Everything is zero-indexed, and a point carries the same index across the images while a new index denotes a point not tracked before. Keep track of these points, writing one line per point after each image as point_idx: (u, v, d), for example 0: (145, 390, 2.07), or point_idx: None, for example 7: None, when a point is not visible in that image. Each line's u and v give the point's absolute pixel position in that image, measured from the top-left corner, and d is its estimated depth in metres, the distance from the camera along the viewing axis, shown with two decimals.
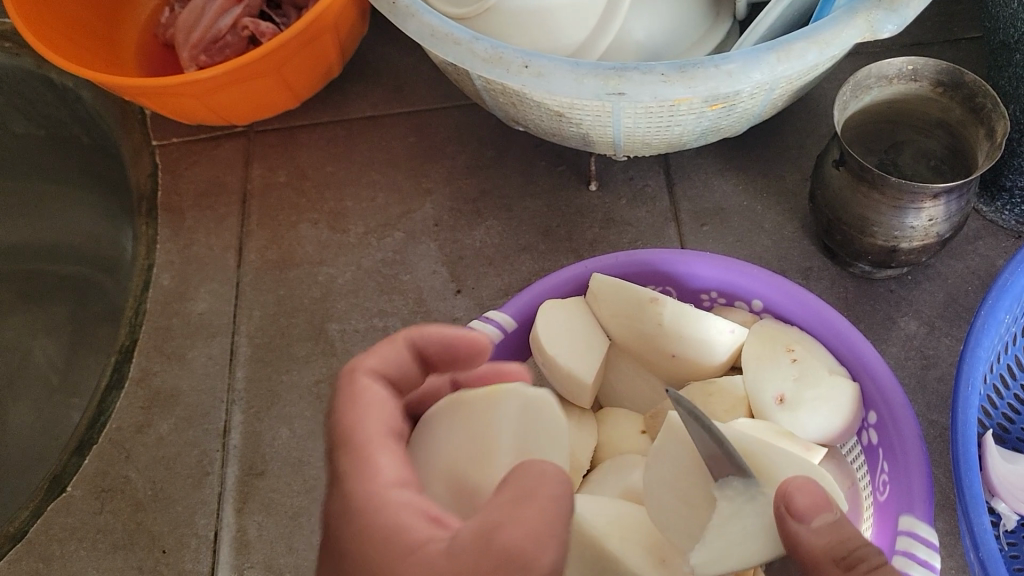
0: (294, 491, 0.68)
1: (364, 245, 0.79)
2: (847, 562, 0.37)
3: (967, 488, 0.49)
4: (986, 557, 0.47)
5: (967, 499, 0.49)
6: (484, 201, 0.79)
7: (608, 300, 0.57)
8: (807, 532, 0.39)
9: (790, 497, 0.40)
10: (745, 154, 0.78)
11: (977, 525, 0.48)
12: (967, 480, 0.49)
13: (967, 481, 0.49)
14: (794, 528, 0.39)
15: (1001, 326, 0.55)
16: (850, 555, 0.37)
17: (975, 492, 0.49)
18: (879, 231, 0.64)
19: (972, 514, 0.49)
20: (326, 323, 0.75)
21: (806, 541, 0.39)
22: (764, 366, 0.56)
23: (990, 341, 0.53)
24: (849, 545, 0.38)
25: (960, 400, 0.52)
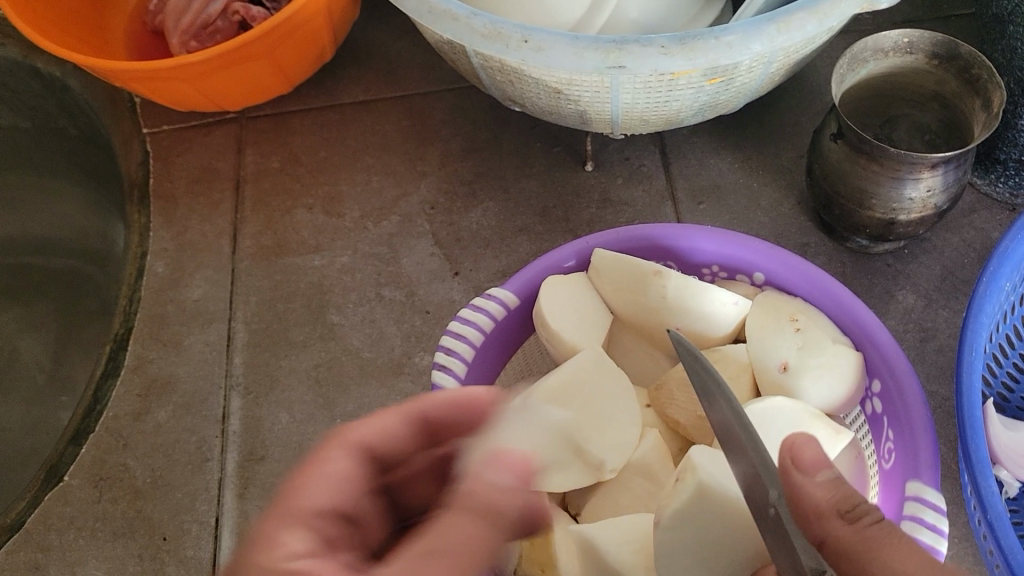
0: (295, 476, 0.68)
1: (360, 229, 0.78)
2: (856, 512, 0.37)
3: (973, 450, 0.49)
4: (993, 519, 0.48)
5: (973, 461, 0.49)
6: (480, 183, 0.79)
7: (610, 274, 0.57)
8: (815, 487, 0.38)
9: (798, 454, 0.39)
10: (740, 132, 0.78)
11: (984, 487, 0.48)
12: (973, 443, 0.49)
13: (974, 443, 0.49)
14: (795, 481, 0.39)
15: (1002, 292, 0.55)
16: (856, 505, 0.38)
17: (980, 455, 0.49)
18: (878, 204, 0.65)
19: (979, 476, 0.49)
20: (324, 307, 0.75)
21: (812, 493, 0.38)
22: (769, 336, 0.56)
23: (993, 306, 0.53)
24: (853, 499, 0.38)
25: (964, 364, 0.52)
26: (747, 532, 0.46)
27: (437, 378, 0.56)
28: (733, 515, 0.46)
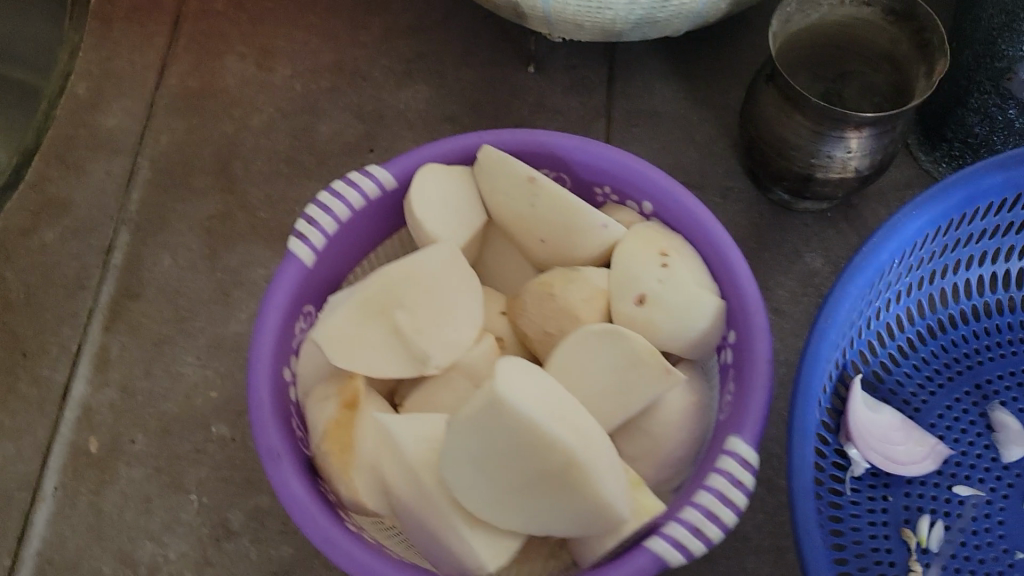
0: (164, 319, 0.67)
1: (286, 89, 0.76)
2: None
3: (797, 420, 0.49)
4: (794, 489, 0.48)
5: (795, 431, 0.49)
6: (417, 64, 0.76)
7: (490, 174, 0.55)
8: None
9: None
10: (694, 61, 0.75)
11: (797, 460, 0.49)
12: (802, 414, 0.49)
13: (801, 416, 0.49)
14: None
15: (884, 268, 0.53)
16: None
17: (805, 427, 0.49)
18: (798, 156, 0.62)
19: (796, 450, 0.49)
20: (232, 159, 0.73)
21: None
22: (633, 263, 0.53)
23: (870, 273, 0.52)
24: None
25: (821, 331, 0.51)
26: (544, 460, 0.44)
27: (292, 245, 0.54)
28: (540, 445, 0.44)
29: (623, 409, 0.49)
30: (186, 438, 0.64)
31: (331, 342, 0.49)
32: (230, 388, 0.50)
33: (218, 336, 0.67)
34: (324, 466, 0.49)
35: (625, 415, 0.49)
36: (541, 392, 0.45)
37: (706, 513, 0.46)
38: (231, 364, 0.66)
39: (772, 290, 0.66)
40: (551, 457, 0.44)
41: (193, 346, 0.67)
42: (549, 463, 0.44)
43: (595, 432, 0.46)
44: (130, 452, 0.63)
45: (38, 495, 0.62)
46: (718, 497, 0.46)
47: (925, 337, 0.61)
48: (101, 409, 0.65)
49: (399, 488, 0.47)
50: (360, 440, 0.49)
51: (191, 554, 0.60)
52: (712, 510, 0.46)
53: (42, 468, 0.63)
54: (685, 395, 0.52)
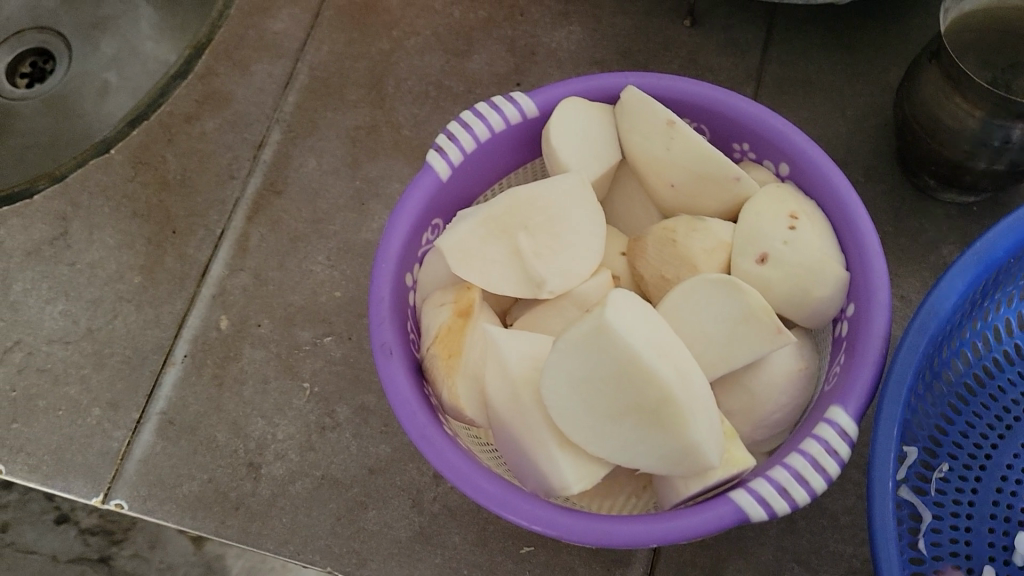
0: (302, 217, 0.71)
1: (445, 15, 0.78)
2: None
3: (886, 410, 0.49)
4: (873, 476, 0.48)
5: (881, 421, 0.49)
6: (575, 6, 0.77)
7: (631, 114, 0.55)
8: None
9: None
10: (858, 34, 0.72)
11: (880, 447, 0.49)
12: (891, 405, 0.49)
13: (890, 405, 0.49)
14: None
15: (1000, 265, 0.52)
16: None
17: (892, 417, 0.49)
18: (951, 141, 0.60)
19: (880, 437, 0.49)
20: (384, 77, 0.76)
21: None
22: (760, 221, 0.53)
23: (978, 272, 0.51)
24: None
25: (923, 323, 0.50)
26: (642, 393, 0.45)
27: (430, 158, 0.56)
28: (640, 377, 0.45)
29: (726, 361, 0.49)
30: (306, 330, 0.67)
31: (454, 253, 0.51)
32: (355, 282, 0.53)
33: (349, 241, 0.70)
34: (431, 369, 0.52)
35: (727, 368, 0.50)
36: (650, 327, 0.46)
37: (794, 475, 0.46)
38: (357, 269, 0.69)
39: (900, 276, 0.65)
40: (649, 391, 0.45)
41: (324, 247, 0.70)
42: (647, 397, 0.45)
43: (694, 375, 0.46)
44: (255, 335, 0.68)
45: (170, 360, 0.68)
46: (810, 462, 0.46)
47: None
48: (234, 291, 0.69)
49: (498, 401, 0.49)
50: (468, 350, 0.51)
51: (296, 436, 0.64)
52: (801, 474, 0.46)
53: (176, 337, 0.68)
54: (793, 359, 0.52)
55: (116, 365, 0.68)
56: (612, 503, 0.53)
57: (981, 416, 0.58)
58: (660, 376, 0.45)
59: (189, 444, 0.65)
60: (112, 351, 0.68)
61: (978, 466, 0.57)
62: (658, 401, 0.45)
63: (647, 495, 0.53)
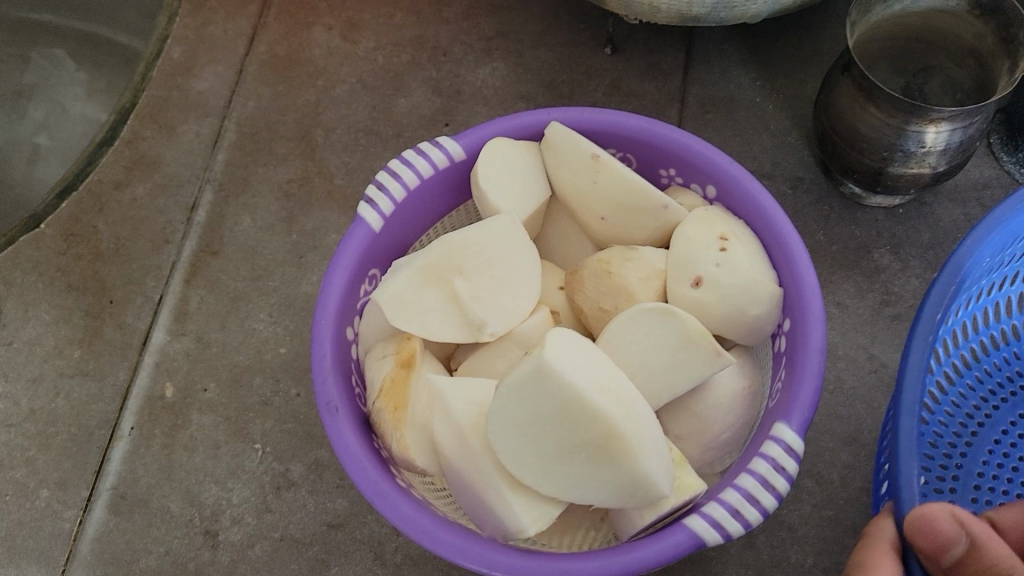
0: (241, 276, 0.71)
1: (368, 60, 0.78)
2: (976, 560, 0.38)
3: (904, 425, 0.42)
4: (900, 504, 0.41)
5: (902, 439, 0.42)
6: (497, 42, 0.78)
7: (556, 150, 0.56)
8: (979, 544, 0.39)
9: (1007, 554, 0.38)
10: (773, 50, 0.74)
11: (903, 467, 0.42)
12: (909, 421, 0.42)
13: (908, 414, 0.42)
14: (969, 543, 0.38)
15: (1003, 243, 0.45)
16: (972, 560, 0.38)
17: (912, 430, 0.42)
18: (870, 149, 0.61)
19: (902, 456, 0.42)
20: (313, 127, 0.76)
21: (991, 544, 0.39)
22: (692, 246, 0.54)
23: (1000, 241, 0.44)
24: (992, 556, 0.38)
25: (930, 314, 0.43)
26: (587, 430, 0.45)
27: (361, 210, 0.56)
28: (583, 415, 0.45)
29: (670, 389, 0.50)
30: (253, 390, 0.67)
31: (392, 304, 0.51)
32: (294, 342, 0.52)
33: (290, 295, 0.70)
34: (378, 425, 0.52)
35: (671, 396, 0.50)
36: (588, 363, 0.46)
37: (746, 497, 0.46)
38: (300, 323, 0.69)
39: (835, 283, 0.66)
40: (593, 427, 0.45)
41: (265, 304, 0.70)
42: (594, 434, 0.45)
43: (638, 405, 0.47)
44: (201, 400, 0.67)
45: (116, 434, 0.66)
46: (759, 482, 0.47)
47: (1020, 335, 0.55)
48: (177, 357, 0.68)
49: (447, 450, 0.49)
50: (413, 401, 0.51)
51: (252, 499, 0.63)
52: (751, 494, 0.46)
53: (121, 409, 0.67)
54: (737, 379, 0.53)
55: (62, 443, 0.66)
56: (571, 539, 0.53)
57: (969, 397, 0.54)
58: (603, 412, 0.45)
59: (143, 517, 0.63)
60: (58, 430, 0.67)
61: (956, 464, 0.53)
62: (604, 438, 0.45)
63: (605, 526, 0.53)
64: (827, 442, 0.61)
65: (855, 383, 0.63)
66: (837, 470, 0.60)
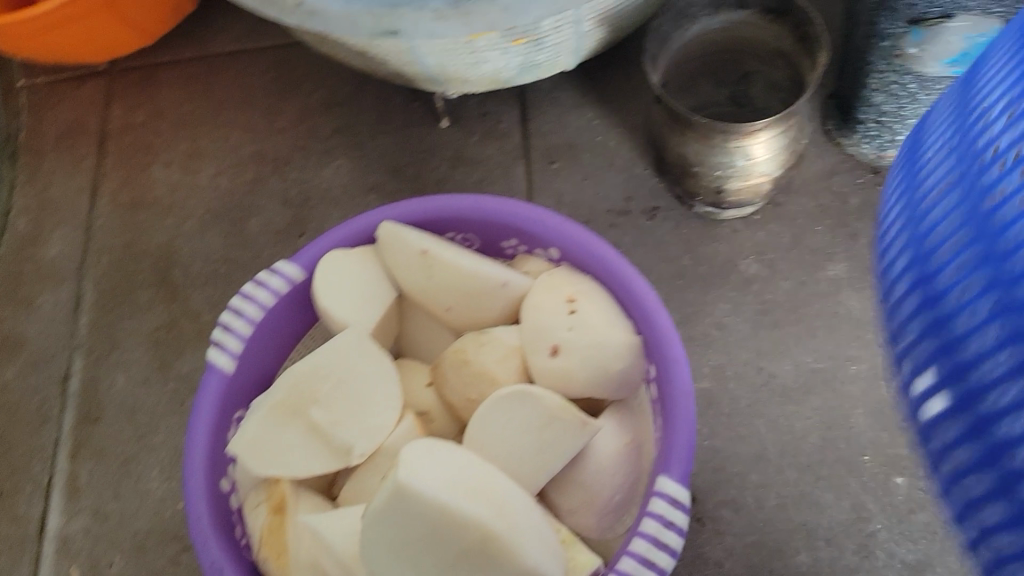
0: (125, 438, 0.69)
1: (213, 188, 0.77)
2: None
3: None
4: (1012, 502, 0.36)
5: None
6: (336, 140, 0.77)
7: (390, 251, 0.55)
8: None
9: None
10: (603, 87, 0.74)
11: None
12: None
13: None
14: None
15: None
16: None
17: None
18: (703, 171, 0.61)
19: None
20: (171, 268, 0.74)
21: None
22: (541, 315, 0.53)
23: None
24: None
25: None
26: (457, 541, 0.44)
27: (212, 356, 0.54)
28: (448, 527, 0.44)
29: (544, 468, 0.49)
30: (159, 554, 0.65)
31: (251, 454, 0.50)
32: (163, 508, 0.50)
33: (178, 445, 0.68)
34: None
35: (548, 475, 0.49)
36: (443, 471, 0.45)
37: (641, 561, 0.45)
38: None
39: (710, 303, 0.65)
40: (462, 537, 0.44)
41: (155, 460, 0.68)
42: (465, 544, 0.44)
43: (512, 501, 0.46)
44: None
45: None
46: (651, 543, 0.45)
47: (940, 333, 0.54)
48: (76, 538, 0.66)
49: None
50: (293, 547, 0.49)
51: None
52: (646, 557, 0.45)
53: None
54: (618, 436, 0.51)
55: None
56: None
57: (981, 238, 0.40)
58: (466, 520, 0.44)
59: None
60: None
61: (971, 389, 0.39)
62: (476, 545, 0.44)
63: None
64: (736, 466, 0.60)
65: (750, 399, 0.62)
66: (749, 493, 0.59)
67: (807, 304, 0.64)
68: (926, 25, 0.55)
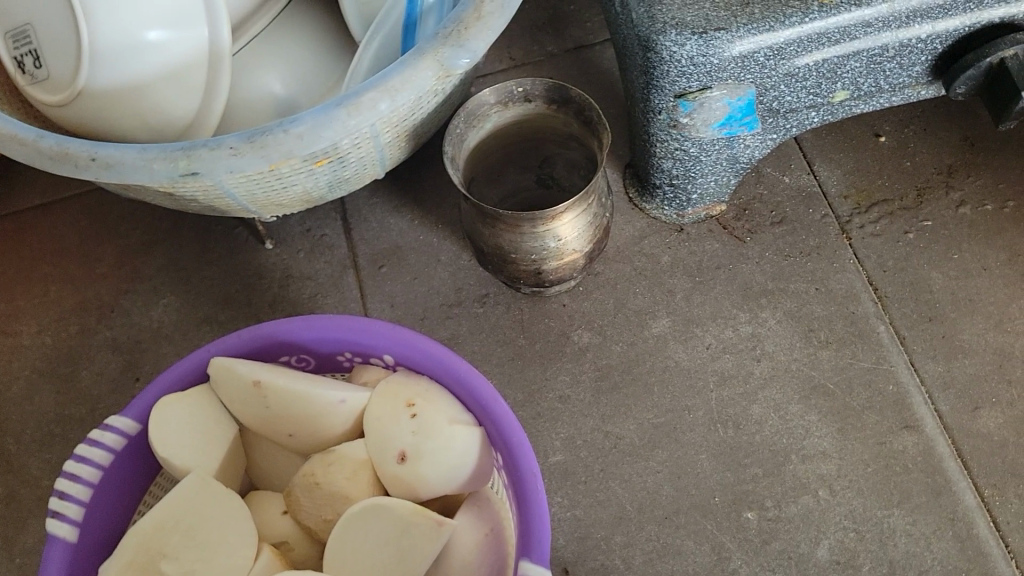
0: None
1: (37, 346, 0.74)
2: None
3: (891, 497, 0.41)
4: None
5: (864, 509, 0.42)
6: (161, 277, 0.76)
7: (224, 388, 0.54)
8: None
9: None
10: (419, 188, 0.77)
11: None
12: None
13: None
14: None
15: None
16: None
17: None
18: (520, 257, 0.64)
19: None
20: (0, 438, 0.71)
21: None
22: (384, 424, 0.54)
23: None
24: None
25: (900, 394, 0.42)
26: None
27: (51, 526, 0.52)
28: None
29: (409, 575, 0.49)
30: None
31: None
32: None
33: None
34: None
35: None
36: None
37: None
38: None
39: (551, 378, 0.68)
40: None
41: None
42: None
43: None
44: None
45: None
46: None
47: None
48: None
49: None
50: None
51: None
52: None
53: None
54: (477, 527, 0.53)
55: None
56: None
57: None
58: None
59: None
60: None
61: None
62: None
63: None
64: (600, 532, 0.62)
65: (602, 464, 0.64)
66: (616, 555, 0.61)
67: (640, 363, 0.68)
68: (692, 97, 0.60)
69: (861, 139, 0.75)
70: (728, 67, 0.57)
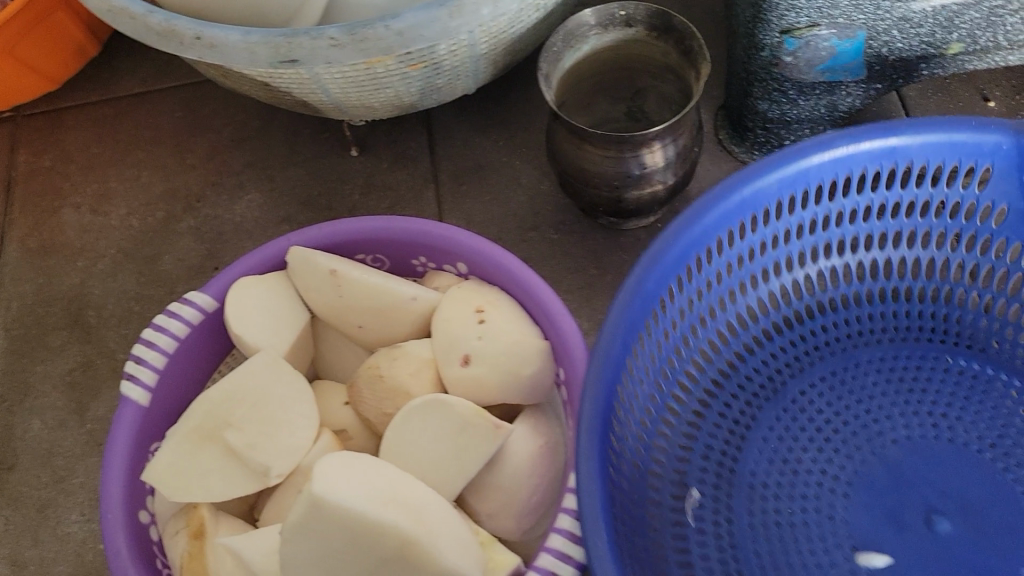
0: (42, 483, 0.67)
1: (124, 228, 0.77)
2: None
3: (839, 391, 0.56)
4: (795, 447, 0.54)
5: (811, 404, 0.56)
6: (247, 173, 0.78)
7: (300, 274, 0.55)
8: None
9: None
10: (506, 111, 0.77)
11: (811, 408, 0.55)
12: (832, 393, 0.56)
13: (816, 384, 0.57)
14: None
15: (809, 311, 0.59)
16: None
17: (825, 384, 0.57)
18: (602, 182, 0.63)
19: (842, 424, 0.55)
20: (83, 310, 0.74)
21: None
22: (451, 327, 0.54)
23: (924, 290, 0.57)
24: None
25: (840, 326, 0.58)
26: (377, 546, 0.45)
27: (125, 388, 0.54)
28: (365, 530, 0.44)
29: (462, 473, 0.50)
30: None
31: (167, 480, 0.50)
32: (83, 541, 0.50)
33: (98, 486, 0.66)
34: None
35: (466, 479, 0.50)
36: (361, 480, 0.46)
37: (559, 557, 0.46)
38: None
39: None
40: (384, 543, 0.45)
41: (74, 503, 0.66)
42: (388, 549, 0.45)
43: (429, 508, 0.47)
44: None
45: None
46: (567, 538, 0.47)
47: (883, 268, 0.59)
48: None
49: None
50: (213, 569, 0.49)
51: None
52: (564, 553, 0.46)
53: None
54: (532, 439, 0.53)
55: None
56: None
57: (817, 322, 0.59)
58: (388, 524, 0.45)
59: None
60: None
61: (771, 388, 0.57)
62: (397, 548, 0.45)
63: None
64: None
65: None
66: None
67: None
68: (798, 35, 0.58)
69: (968, 102, 0.72)
70: (842, 4, 0.56)
